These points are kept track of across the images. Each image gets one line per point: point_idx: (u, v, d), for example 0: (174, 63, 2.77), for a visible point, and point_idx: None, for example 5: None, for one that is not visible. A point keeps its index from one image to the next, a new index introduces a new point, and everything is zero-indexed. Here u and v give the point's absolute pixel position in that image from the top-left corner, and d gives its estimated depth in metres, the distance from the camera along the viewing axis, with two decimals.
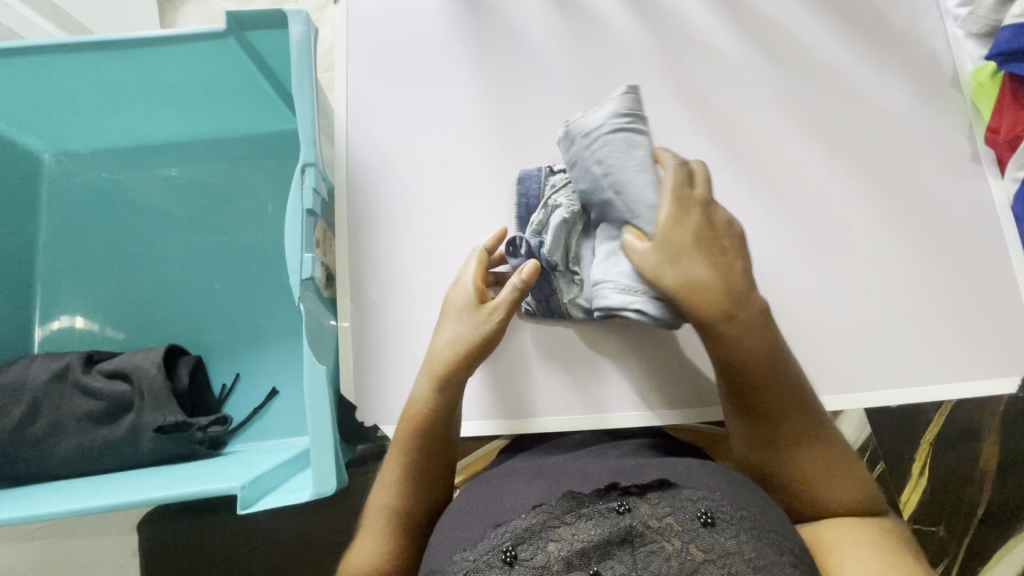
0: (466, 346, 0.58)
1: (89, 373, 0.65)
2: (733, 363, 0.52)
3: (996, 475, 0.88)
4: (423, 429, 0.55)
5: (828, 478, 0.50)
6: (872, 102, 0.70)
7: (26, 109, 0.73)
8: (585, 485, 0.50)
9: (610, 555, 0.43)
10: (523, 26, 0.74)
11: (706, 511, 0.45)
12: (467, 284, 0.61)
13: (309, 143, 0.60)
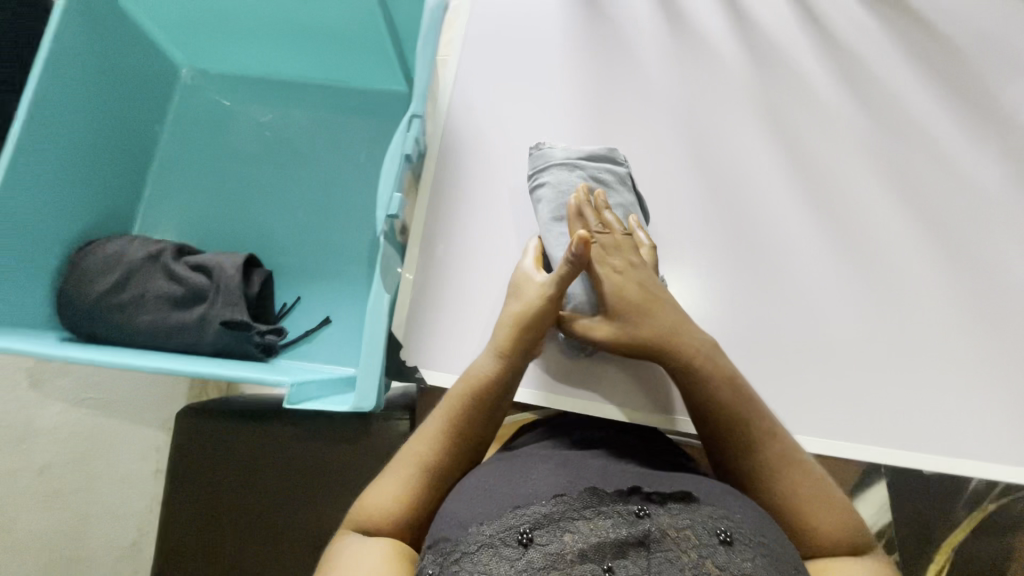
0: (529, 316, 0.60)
1: (177, 261, 0.72)
2: (703, 398, 0.55)
3: None
4: (480, 391, 0.57)
5: (821, 509, 0.49)
6: (967, 175, 0.70)
7: (186, 21, 0.82)
8: (606, 484, 0.50)
9: (624, 555, 0.43)
10: (635, 33, 0.78)
11: (726, 530, 0.45)
12: (527, 267, 0.63)
13: (420, 96, 0.65)
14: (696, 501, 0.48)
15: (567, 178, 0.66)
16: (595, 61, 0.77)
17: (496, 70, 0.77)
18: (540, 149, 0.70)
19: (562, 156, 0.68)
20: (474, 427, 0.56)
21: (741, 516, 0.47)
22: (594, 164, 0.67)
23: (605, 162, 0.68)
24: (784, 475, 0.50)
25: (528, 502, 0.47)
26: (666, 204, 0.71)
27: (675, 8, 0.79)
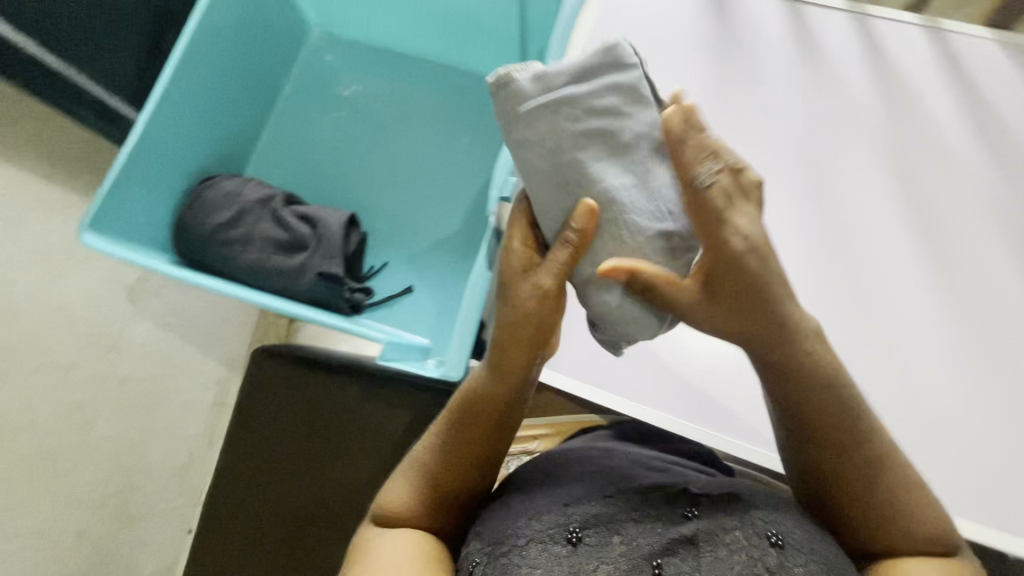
0: (527, 322, 0.47)
1: (285, 208, 0.76)
2: (805, 409, 0.46)
3: None
4: (489, 406, 0.50)
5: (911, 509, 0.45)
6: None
7: None
8: (652, 481, 0.51)
9: (674, 554, 0.44)
10: (766, 57, 0.76)
11: (776, 533, 0.44)
12: (510, 256, 0.47)
13: None
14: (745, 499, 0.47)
15: (557, 119, 0.44)
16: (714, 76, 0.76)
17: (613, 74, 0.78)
18: (506, 83, 0.44)
19: (537, 91, 0.45)
20: (463, 448, 0.51)
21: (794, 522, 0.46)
22: (585, 80, 0.45)
23: (599, 71, 0.45)
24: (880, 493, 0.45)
25: (577, 501, 0.48)
26: (773, 228, 0.70)
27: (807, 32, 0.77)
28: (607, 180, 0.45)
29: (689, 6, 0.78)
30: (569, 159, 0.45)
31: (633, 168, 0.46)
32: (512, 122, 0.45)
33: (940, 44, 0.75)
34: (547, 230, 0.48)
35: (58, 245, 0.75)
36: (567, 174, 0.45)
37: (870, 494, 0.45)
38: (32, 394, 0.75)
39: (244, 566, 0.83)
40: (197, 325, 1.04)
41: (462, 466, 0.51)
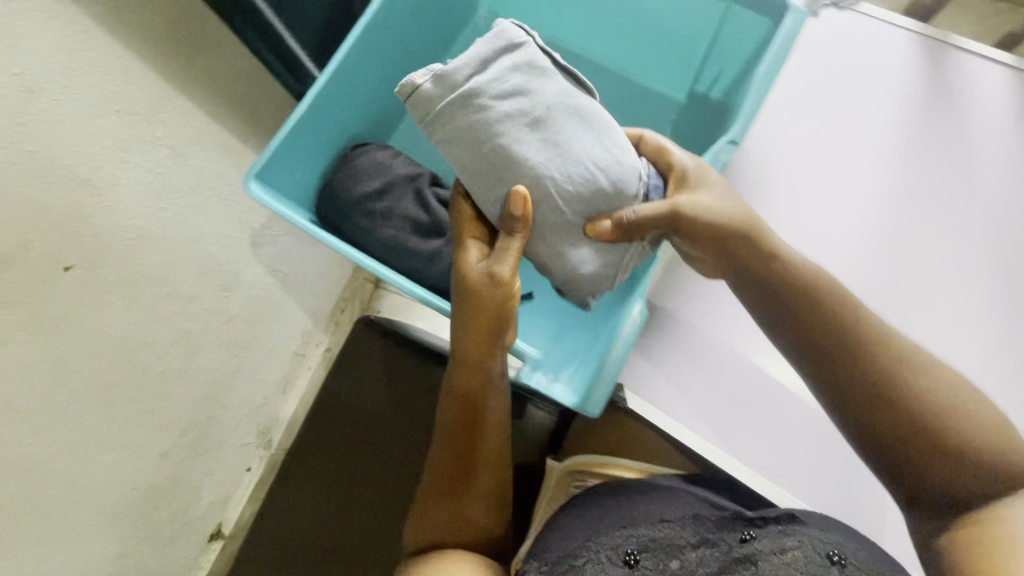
0: (492, 311, 0.58)
1: (429, 189, 0.74)
2: (876, 382, 0.50)
3: None
4: (468, 409, 0.58)
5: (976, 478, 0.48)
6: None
7: None
8: (711, 512, 0.59)
9: (731, 571, 0.52)
10: None
11: (836, 553, 0.50)
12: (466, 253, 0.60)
13: (744, 121, 0.63)
14: (801, 524, 0.55)
15: (485, 120, 0.57)
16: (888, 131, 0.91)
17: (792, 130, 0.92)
18: (414, 94, 0.57)
19: (444, 93, 0.57)
20: (458, 436, 0.59)
21: (847, 543, 0.53)
22: (485, 72, 0.57)
23: (499, 65, 0.58)
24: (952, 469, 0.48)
25: (634, 526, 0.58)
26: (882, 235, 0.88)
27: (947, 88, 0.91)
28: (538, 164, 0.58)
29: None
30: (517, 154, 0.57)
31: (549, 140, 0.58)
32: (429, 123, 0.58)
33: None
34: (490, 215, 0.61)
35: (209, 179, 0.75)
36: (519, 164, 0.57)
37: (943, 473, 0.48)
38: (159, 317, 0.76)
39: (315, 523, 0.84)
40: (300, 276, 1.06)
41: (463, 457, 0.58)
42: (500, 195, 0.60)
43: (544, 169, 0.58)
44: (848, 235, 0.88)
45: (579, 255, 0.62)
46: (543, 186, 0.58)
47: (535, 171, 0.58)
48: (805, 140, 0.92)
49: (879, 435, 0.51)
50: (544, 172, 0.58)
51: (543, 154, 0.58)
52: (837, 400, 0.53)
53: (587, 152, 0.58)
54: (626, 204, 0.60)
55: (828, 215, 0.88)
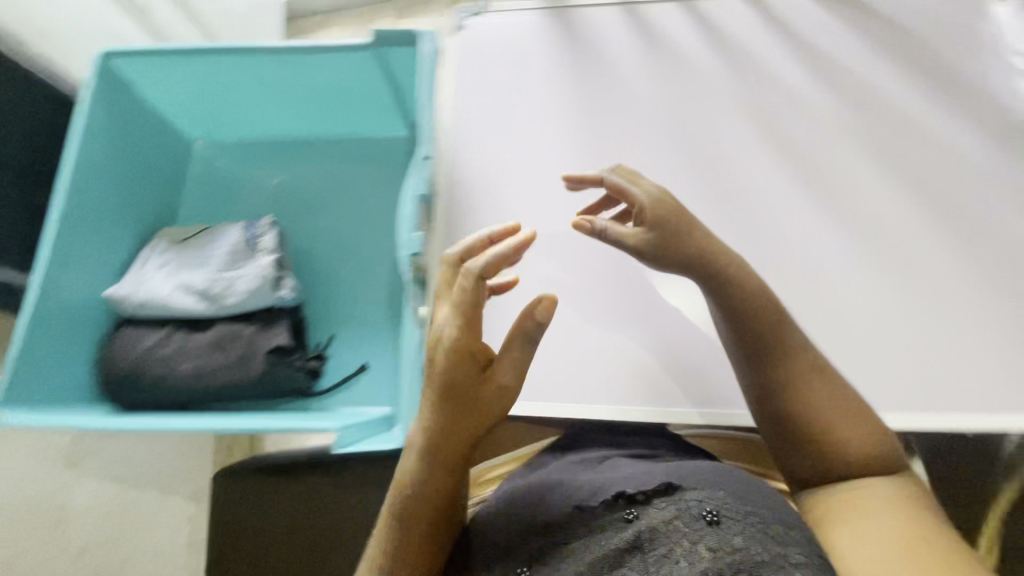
0: (477, 418, 0.43)
1: (194, 333, 0.73)
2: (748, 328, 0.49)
3: None
4: (424, 508, 0.44)
5: (847, 424, 0.46)
6: (963, 127, 0.74)
7: (194, 100, 0.84)
8: (598, 484, 0.48)
9: (621, 563, 0.41)
10: (617, 61, 0.82)
11: (710, 510, 0.42)
12: (448, 335, 0.42)
13: (428, 139, 0.70)
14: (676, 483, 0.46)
15: (162, 288, 0.74)
16: (569, 104, 0.81)
17: (481, 144, 0.81)
18: (118, 305, 0.73)
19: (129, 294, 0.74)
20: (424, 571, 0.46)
21: (722, 490, 0.44)
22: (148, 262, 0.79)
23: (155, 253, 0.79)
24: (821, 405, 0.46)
25: (523, 538, 0.47)
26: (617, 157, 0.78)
27: (611, 36, 0.83)
28: (205, 277, 0.74)
29: (533, 33, 0.86)
30: (177, 290, 0.74)
31: (198, 266, 0.76)
32: (136, 318, 0.74)
33: (696, 9, 0.83)
34: (188, 309, 0.73)
35: None
36: (199, 289, 0.74)
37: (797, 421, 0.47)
38: None
39: None
40: None
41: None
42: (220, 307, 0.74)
43: (212, 275, 0.75)
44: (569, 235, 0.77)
45: (232, 283, 0.74)
46: (223, 282, 0.74)
47: (216, 278, 0.74)
48: (510, 119, 0.82)
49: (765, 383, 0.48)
50: (190, 285, 0.74)
51: (195, 271, 0.76)
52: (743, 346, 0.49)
53: (225, 243, 0.77)
54: (249, 244, 0.77)
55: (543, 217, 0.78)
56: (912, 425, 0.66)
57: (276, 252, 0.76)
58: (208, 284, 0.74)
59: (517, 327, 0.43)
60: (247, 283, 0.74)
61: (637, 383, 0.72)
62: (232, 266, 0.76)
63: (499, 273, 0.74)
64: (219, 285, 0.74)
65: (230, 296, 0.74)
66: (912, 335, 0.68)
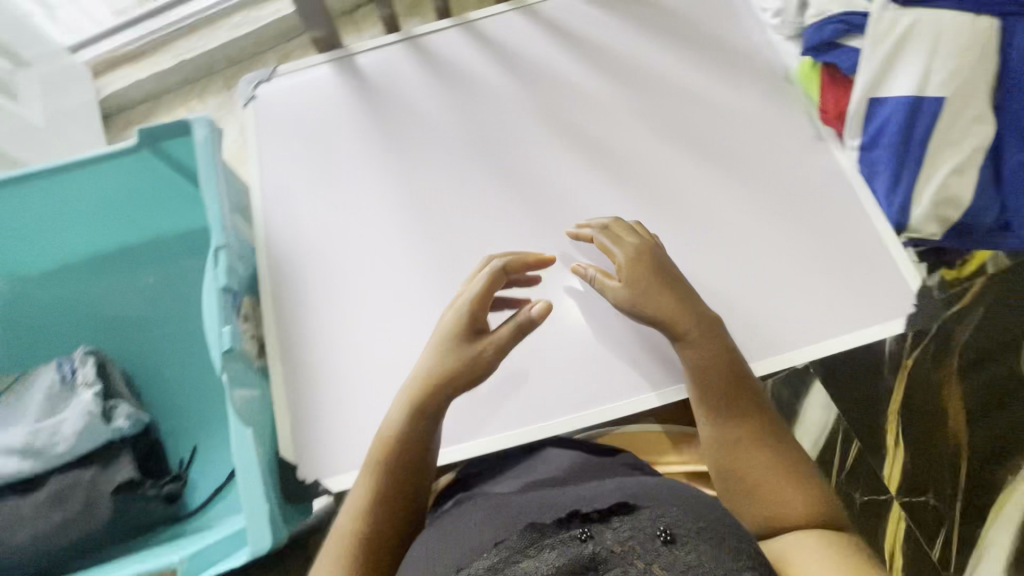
0: (466, 376, 0.62)
1: (27, 496, 0.67)
2: (702, 365, 0.64)
3: (902, 415, 1.20)
4: (398, 453, 0.60)
5: (787, 484, 0.60)
6: (736, 79, 0.78)
7: None
8: (553, 508, 0.56)
9: None
10: (413, 100, 0.83)
11: (666, 530, 0.51)
12: (462, 306, 0.64)
13: (219, 228, 0.66)
14: (634, 509, 0.55)
15: None
16: (376, 149, 0.81)
17: (296, 211, 0.78)
18: None
19: None
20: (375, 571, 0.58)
21: (679, 513, 0.54)
22: None
23: None
24: (750, 448, 0.62)
25: (470, 561, 0.52)
26: (432, 190, 0.78)
27: (403, 74, 0.85)
28: (26, 431, 0.69)
29: (327, 89, 0.85)
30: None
31: (20, 421, 0.70)
32: None
33: (476, 33, 0.85)
34: (11, 472, 0.67)
35: None
36: (20, 445, 0.68)
37: (750, 479, 0.61)
38: None
39: None
40: None
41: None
42: (48, 459, 0.68)
43: (35, 426, 0.69)
44: (400, 277, 0.74)
45: (57, 429, 0.68)
46: (46, 431, 0.68)
47: (37, 430, 0.68)
48: (319, 179, 0.80)
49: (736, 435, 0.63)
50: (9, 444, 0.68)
51: (16, 427, 0.70)
52: (710, 392, 0.64)
53: (47, 387, 0.72)
54: (72, 382, 0.72)
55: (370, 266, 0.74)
56: (761, 372, 0.67)
57: (98, 382, 0.72)
58: (31, 437, 0.68)
59: (501, 334, 0.62)
60: (73, 424, 0.68)
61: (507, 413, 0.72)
62: (56, 410, 0.70)
63: (341, 340, 0.71)
64: (42, 435, 0.68)
65: (58, 445, 0.68)
66: (738, 285, 0.70)
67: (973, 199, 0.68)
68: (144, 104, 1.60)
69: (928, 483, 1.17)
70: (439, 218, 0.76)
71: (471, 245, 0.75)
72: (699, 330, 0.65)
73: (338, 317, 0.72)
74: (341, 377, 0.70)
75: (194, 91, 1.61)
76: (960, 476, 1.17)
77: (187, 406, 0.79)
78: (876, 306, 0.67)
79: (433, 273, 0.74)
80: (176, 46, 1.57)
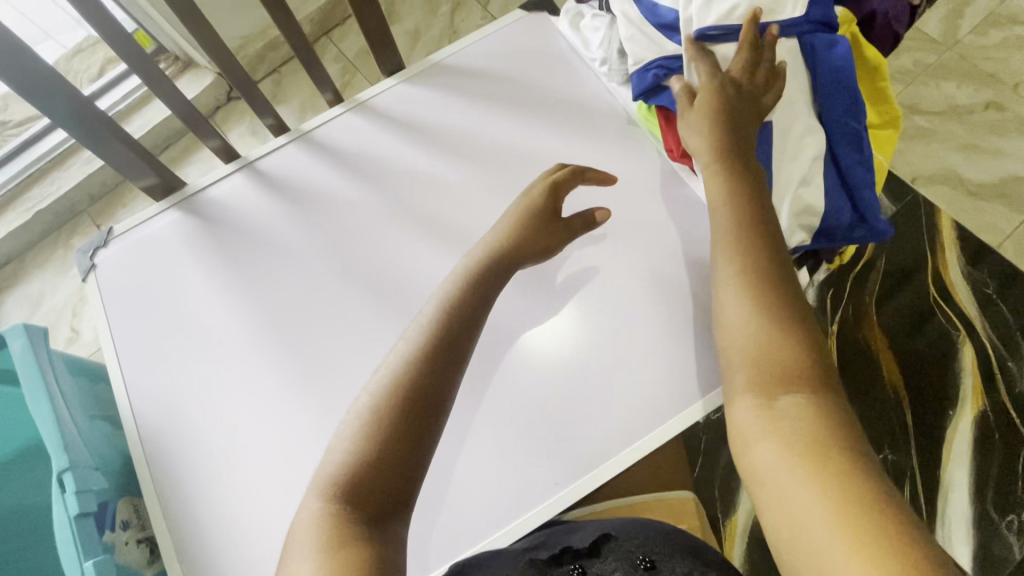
0: (529, 246, 0.68)
1: None
2: (743, 213, 0.61)
3: (842, 381, 1.23)
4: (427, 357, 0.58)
5: (800, 363, 0.54)
6: (583, 133, 0.78)
7: None
8: (547, 550, 0.64)
9: None
10: (265, 229, 0.78)
11: (645, 558, 0.60)
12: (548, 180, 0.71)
13: (59, 448, 0.57)
14: (615, 540, 0.64)
15: None
16: (238, 289, 0.76)
17: (161, 380, 0.72)
18: None
19: None
20: (363, 491, 0.51)
21: (647, 540, 0.63)
22: None
23: None
24: (770, 312, 0.56)
25: None
26: (305, 322, 0.73)
27: (249, 201, 0.80)
28: None
29: (171, 237, 0.79)
30: None
31: None
32: None
33: (316, 144, 0.82)
34: None
35: None
36: None
37: (766, 345, 0.55)
38: None
39: None
40: None
41: (383, 499, 0.52)
42: None
43: None
44: (289, 426, 0.68)
45: None
46: None
47: None
48: (181, 339, 0.74)
49: (754, 298, 0.57)
50: None
51: None
52: (740, 246, 0.60)
53: None
54: None
55: (254, 422, 0.69)
56: (679, 427, 0.66)
57: None
58: None
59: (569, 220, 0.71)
60: None
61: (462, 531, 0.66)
62: None
63: (241, 516, 0.65)
64: None
65: None
66: (632, 342, 0.70)
67: (825, 205, 0.67)
68: (8, 264, 1.48)
69: (881, 439, 1.20)
70: (319, 348, 0.72)
71: (356, 371, 0.70)
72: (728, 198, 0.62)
73: (231, 491, 0.66)
74: (247, 558, 0.63)
75: (63, 237, 1.50)
76: (908, 424, 1.20)
77: None
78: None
79: (318, 413, 0.69)
80: (27, 196, 1.45)
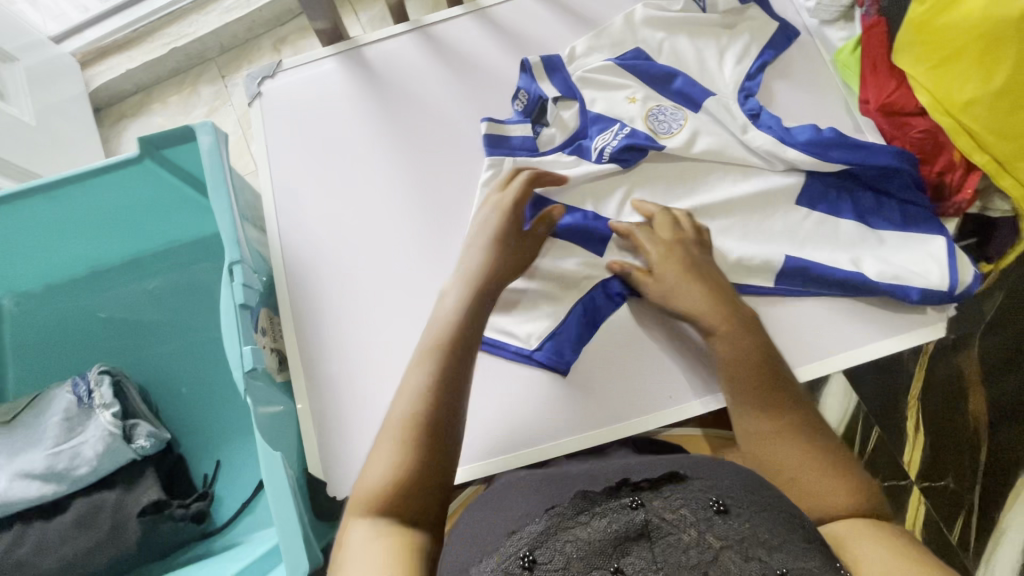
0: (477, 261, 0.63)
1: (55, 516, 0.67)
2: (733, 360, 0.58)
3: (921, 395, 1.10)
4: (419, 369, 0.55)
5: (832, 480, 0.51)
6: (771, 67, 0.75)
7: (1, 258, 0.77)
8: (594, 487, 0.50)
9: (627, 549, 0.41)
10: (428, 95, 0.79)
11: (717, 499, 0.45)
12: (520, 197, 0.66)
13: (231, 243, 0.62)
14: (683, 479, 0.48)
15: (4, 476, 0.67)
16: (392, 146, 0.77)
17: (310, 214, 0.75)
18: None
19: None
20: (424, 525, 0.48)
21: (728, 485, 0.47)
22: None
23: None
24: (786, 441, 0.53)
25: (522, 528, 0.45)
26: (452, 191, 0.74)
27: (415, 64, 0.80)
28: (47, 454, 0.68)
29: (337, 84, 0.81)
30: (31, 470, 0.67)
31: (36, 442, 0.69)
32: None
33: (492, 21, 0.81)
34: (37, 489, 0.67)
35: None
36: (55, 450, 0.68)
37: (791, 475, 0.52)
38: None
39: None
40: None
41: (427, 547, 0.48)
42: (70, 473, 0.68)
43: (56, 448, 0.68)
44: (423, 284, 0.71)
45: (79, 440, 0.69)
46: (67, 454, 0.68)
47: (58, 453, 0.68)
48: (329, 183, 0.76)
49: (770, 430, 0.54)
50: (31, 466, 0.68)
51: (42, 437, 0.69)
52: (744, 382, 0.57)
53: (60, 410, 0.70)
54: (82, 402, 0.71)
55: (391, 274, 0.71)
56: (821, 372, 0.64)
57: (116, 403, 0.71)
58: (54, 457, 0.68)
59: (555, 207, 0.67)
60: (91, 441, 0.68)
61: (571, 418, 0.65)
62: (73, 423, 0.70)
63: (369, 352, 0.68)
64: (56, 455, 0.68)
65: (88, 458, 0.68)
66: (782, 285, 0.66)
67: None
68: (136, 94, 1.54)
69: (947, 466, 1.07)
70: (460, 218, 0.73)
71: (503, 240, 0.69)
72: (735, 326, 0.59)
73: (360, 326, 0.69)
74: (364, 393, 0.67)
75: (189, 80, 1.55)
76: None
77: (213, 420, 0.77)
78: (912, 311, 0.65)
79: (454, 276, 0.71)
80: (166, 32, 1.50)
